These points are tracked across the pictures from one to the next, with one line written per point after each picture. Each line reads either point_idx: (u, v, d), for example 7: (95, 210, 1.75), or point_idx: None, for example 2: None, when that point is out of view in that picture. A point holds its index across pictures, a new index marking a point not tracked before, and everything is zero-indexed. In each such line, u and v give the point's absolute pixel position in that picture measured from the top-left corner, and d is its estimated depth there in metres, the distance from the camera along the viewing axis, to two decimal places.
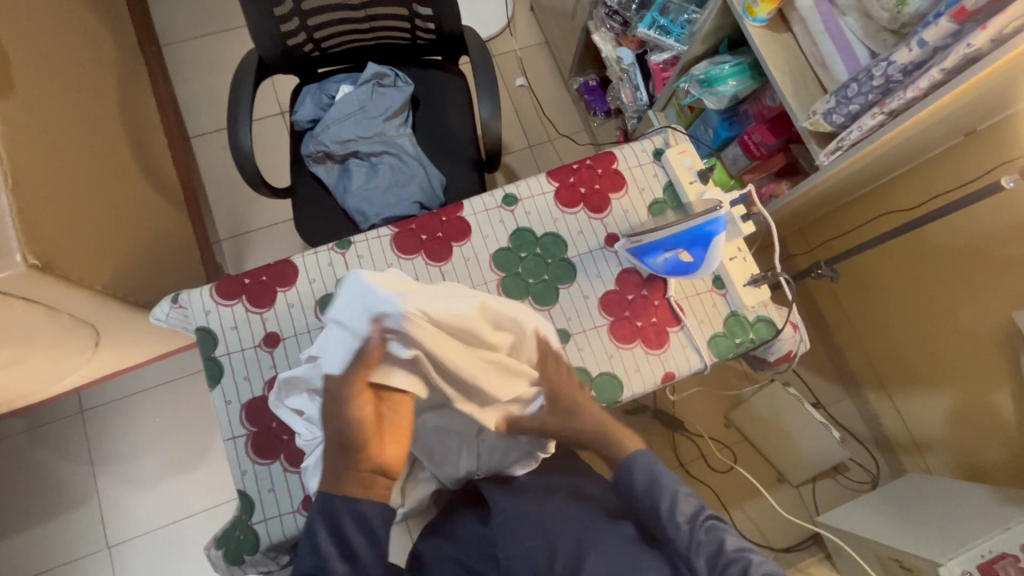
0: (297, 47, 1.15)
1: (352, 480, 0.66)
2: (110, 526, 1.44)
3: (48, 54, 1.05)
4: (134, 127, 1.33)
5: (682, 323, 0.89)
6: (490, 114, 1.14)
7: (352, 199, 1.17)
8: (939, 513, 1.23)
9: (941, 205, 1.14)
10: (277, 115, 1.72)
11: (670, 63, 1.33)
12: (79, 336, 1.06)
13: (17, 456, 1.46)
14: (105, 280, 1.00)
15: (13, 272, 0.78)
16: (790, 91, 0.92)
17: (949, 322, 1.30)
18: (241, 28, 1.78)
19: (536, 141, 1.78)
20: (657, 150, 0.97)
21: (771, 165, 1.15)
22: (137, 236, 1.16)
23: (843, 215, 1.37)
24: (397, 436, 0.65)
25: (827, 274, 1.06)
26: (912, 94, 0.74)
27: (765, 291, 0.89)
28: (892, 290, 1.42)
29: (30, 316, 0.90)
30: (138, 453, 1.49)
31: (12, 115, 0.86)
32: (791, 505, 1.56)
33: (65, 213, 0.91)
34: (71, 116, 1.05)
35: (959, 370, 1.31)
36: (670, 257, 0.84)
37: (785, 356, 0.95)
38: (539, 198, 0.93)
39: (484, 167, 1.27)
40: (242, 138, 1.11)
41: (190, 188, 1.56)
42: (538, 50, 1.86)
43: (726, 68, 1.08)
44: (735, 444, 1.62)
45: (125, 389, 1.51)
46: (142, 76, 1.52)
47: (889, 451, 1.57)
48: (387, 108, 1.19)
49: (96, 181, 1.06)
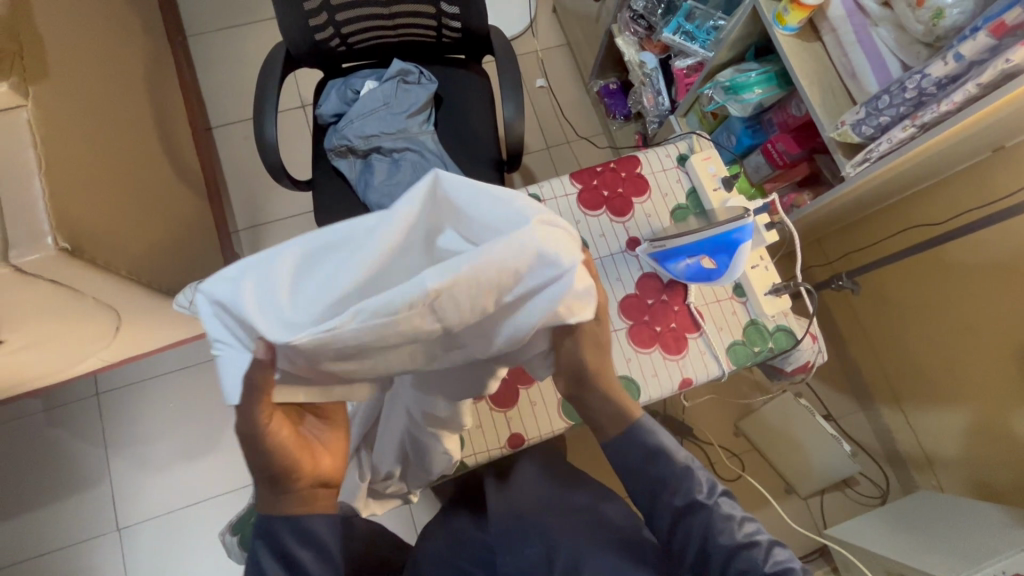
0: (324, 41, 1.16)
1: (290, 499, 0.62)
2: (122, 508, 1.46)
3: (81, 41, 1.06)
4: (160, 116, 1.34)
5: (701, 330, 0.89)
6: (513, 114, 1.15)
7: (373, 194, 1.18)
8: (951, 532, 1.22)
9: (966, 220, 1.12)
10: (298, 108, 1.73)
11: (694, 68, 1.33)
12: (102, 319, 1.07)
13: (33, 435, 1.48)
14: (130, 266, 1.01)
15: (44, 254, 0.79)
16: (818, 101, 0.92)
17: (969, 339, 1.29)
18: (266, 21, 1.79)
19: (554, 142, 1.78)
20: (681, 155, 0.97)
21: (793, 174, 1.14)
22: (161, 223, 1.17)
23: (865, 226, 1.36)
24: (330, 447, 0.64)
25: (848, 286, 1.05)
26: (945, 108, 0.73)
27: (785, 301, 0.89)
28: (912, 304, 1.41)
29: (57, 298, 0.91)
30: (151, 437, 1.50)
31: (47, 100, 0.87)
32: (799, 516, 1.55)
33: (93, 198, 0.93)
34: (100, 103, 1.06)
35: (976, 389, 1.30)
36: (692, 263, 0.84)
37: (803, 366, 0.94)
38: (561, 199, 0.93)
39: (504, 166, 1.28)
40: (267, 130, 1.12)
41: (211, 178, 1.58)
42: (559, 52, 1.87)
43: (752, 76, 1.08)
44: (744, 453, 1.62)
45: (141, 374, 1.53)
46: (168, 65, 1.54)
47: (900, 466, 1.56)
48: (411, 105, 1.20)
49: (123, 167, 1.07)
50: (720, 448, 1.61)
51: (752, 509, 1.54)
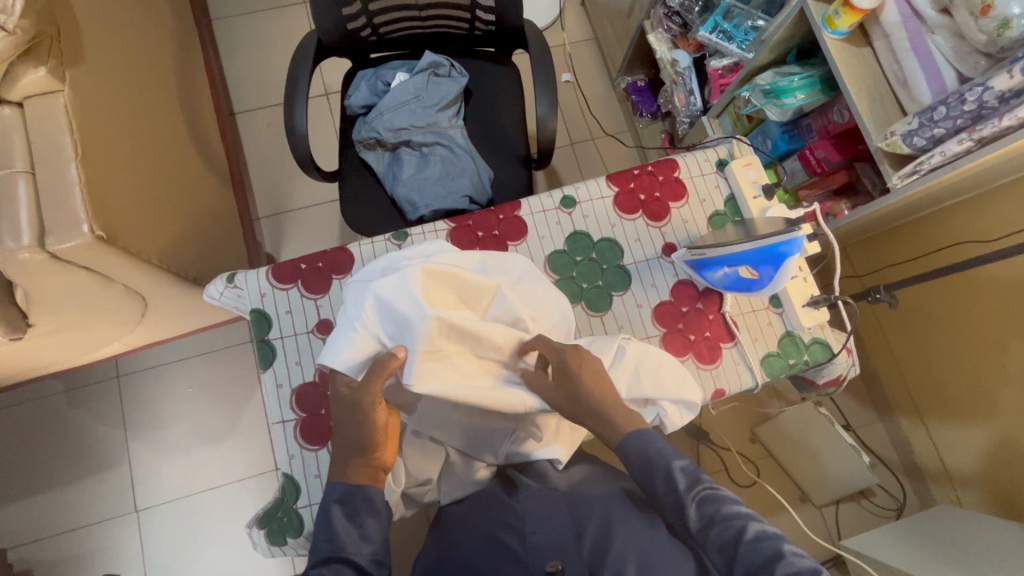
0: (356, 31, 1.14)
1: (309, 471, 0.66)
2: (139, 491, 1.47)
3: (113, 21, 1.05)
4: (187, 99, 1.34)
5: (736, 340, 0.87)
6: (546, 112, 1.12)
7: (401, 187, 1.17)
8: (973, 549, 1.20)
9: (1010, 242, 1.09)
10: (323, 97, 1.72)
11: (730, 69, 1.30)
12: (129, 306, 1.07)
13: (54, 415, 1.50)
14: (162, 255, 1.01)
15: (80, 241, 0.79)
16: (865, 109, 0.89)
17: (999, 356, 1.26)
18: (292, 7, 1.78)
19: (579, 139, 1.76)
20: (720, 160, 0.95)
21: (831, 182, 1.11)
22: (186, 209, 1.16)
23: (894, 238, 1.35)
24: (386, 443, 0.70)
25: (885, 299, 1.03)
26: (1007, 123, 0.71)
27: (824, 313, 0.87)
28: (940, 318, 1.38)
29: (88, 285, 0.91)
30: (170, 421, 1.51)
31: (82, 85, 0.87)
32: (813, 525, 1.54)
33: (127, 185, 0.92)
34: (131, 86, 1.05)
35: (1003, 407, 1.26)
36: (731, 272, 0.82)
37: (836, 379, 0.93)
38: (597, 202, 0.92)
39: (532, 164, 1.26)
40: (297, 119, 1.11)
41: (235, 164, 1.57)
42: (587, 46, 1.83)
43: (795, 80, 1.05)
44: (759, 460, 1.61)
45: (162, 358, 1.54)
46: (195, 49, 1.53)
47: (918, 480, 1.55)
48: (442, 99, 1.18)
49: (152, 153, 1.06)
50: (736, 453, 1.60)
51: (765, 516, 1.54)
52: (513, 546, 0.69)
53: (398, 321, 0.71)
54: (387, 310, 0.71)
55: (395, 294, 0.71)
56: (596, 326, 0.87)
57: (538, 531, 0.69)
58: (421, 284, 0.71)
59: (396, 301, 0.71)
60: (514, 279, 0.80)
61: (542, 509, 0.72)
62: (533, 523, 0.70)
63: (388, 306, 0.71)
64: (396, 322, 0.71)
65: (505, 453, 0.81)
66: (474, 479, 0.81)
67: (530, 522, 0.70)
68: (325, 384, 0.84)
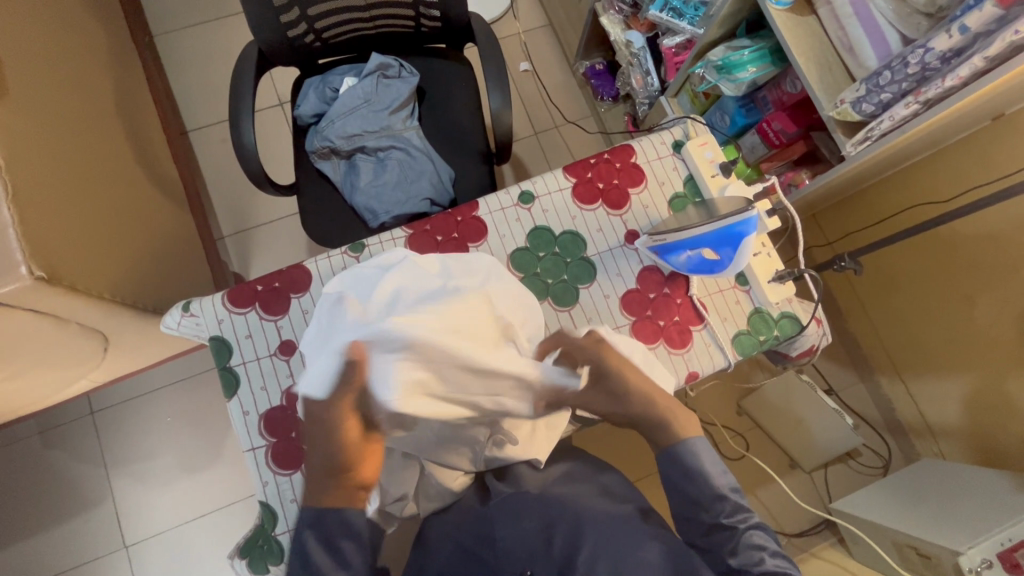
0: (298, 38, 1.10)
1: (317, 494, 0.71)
2: (127, 527, 1.44)
3: (37, 49, 1.00)
4: (131, 124, 1.29)
5: (705, 321, 0.87)
6: (500, 105, 1.10)
7: (360, 195, 1.14)
8: (959, 499, 1.22)
9: (969, 199, 1.11)
10: (276, 106, 1.68)
11: (683, 46, 1.28)
12: (89, 342, 1.04)
13: (29, 459, 1.45)
14: (114, 288, 0.98)
15: (20, 285, 0.76)
16: (815, 78, 0.88)
17: (968, 308, 1.28)
18: (236, 16, 1.72)
19: (542, 128, 1.74)
20: (677, 141, 0.94)
21: (790, 153, 1.11)
22: (139, 237, 1.12)
23: (859, 202, 1.36)
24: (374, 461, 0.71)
25: (851, 267, 1.01)
26: (950, 83, 0.71)
27: (789, 287, 0.87)
28: (909, 277, 1.40)
29: (39, 326, 0.88)
30: (150, 453, 1.48)
31: (6, 120, 0.82)
32: (804, 491, 1.57)
33: (67, 220, 0.89)
34: (64, 114, 1.00)
35: (974, 356, 1.30)
36: (693, 255, 0.81)
37: (808, 350, 0.93)
38: (556, 195, 0.90)
39: (492, 159, 1.24)
40: (244, 135, 1.08)
41: (192, 185, 1.53)
42: (542, 32, 1.81)
43: (746, 54, 1.04)
44: (747, 432, 1.62)
45: (136, 389, 1.50)
46: (135, 68, 1.47)
47: (901, 436, 1.57)
48: (394, 100, 1.15)
49: (95, 182, 1.02)
50: (722, 428, 1.61)
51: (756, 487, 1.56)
52: (484, 555, 0.77)
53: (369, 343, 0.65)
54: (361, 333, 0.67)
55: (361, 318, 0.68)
56: (564, 321, 0.86)
57: (507, 534, 0.76)
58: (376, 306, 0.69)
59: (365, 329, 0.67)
60: (481, 277, 0.77)
61: (512, 509, 0.78)
62: (501, 527, 0.77)
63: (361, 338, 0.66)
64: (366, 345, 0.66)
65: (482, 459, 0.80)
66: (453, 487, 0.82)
67: (499, 527, 0.77)
68: (293, 407, 0.83)
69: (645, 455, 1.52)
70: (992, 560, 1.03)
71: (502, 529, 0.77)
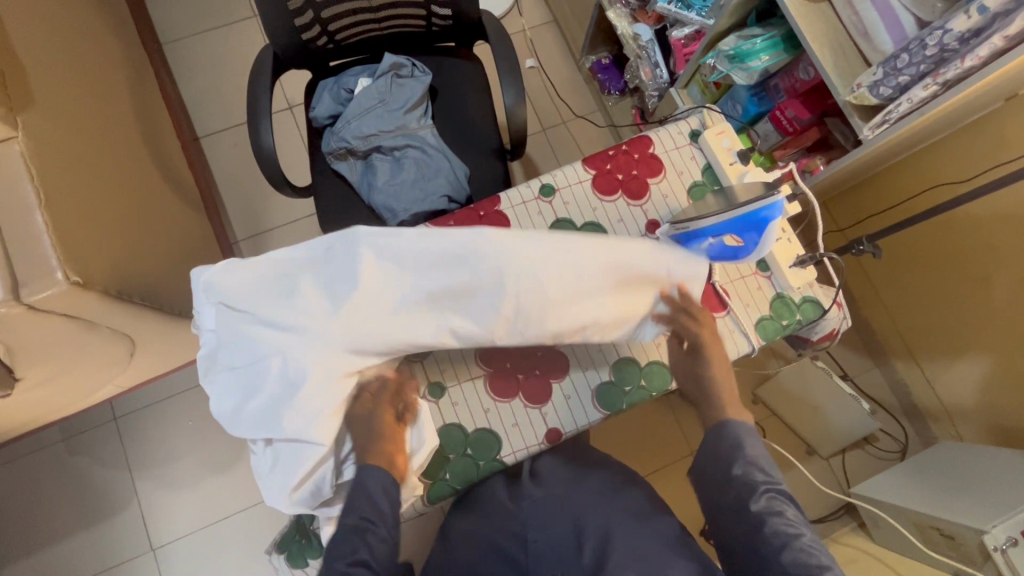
0: (312, 40, 1.11)
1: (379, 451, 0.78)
2: (153, 530, 1.46)
3: (56, 57, 1.01)
4: (148, 130, 1.31)
5: (729, 308, 0.88)
6: (515, 101, 1.11)
7: (378, 194, 1.15)
8: (981, 477, 1.23)
9: (988, 180, 1.11)
10: (287, 110, 1.69)
11: (692, 37, 1.29)
12: (116, 347, 1.05)
13: (55, 466, 1.47)
14: (139, 292, 0.99)
15: (55, 289, 0.77)
16: (830, 62, 0.89)
17: (983, 287, 1.28)
18: (243, 22, 1.74)
19: (549, 124, 1.74)
20: (693, 131, 0.95)
21: (804, 140, 1.12)
22: (161, 242, 1.14)
23: (872, 188, 1.36)
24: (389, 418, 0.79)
25: (869, 250, 1.01)
26: (970, 63, 0.72)
27: (811, 272, 0.88)
28: (925, 259, 1.40)
29: (69, 331, 0.89)
30: (174, 457, 1.50)
31: (36, 129, 0.84)
32: (822, 476, 1.58)
33: (95, 226, 0.90)
34: (84, 121, 1.01)
35: (991, 337, 1.30)
36: (715, 242, 0.83)
37: (829, 334, 0.95)
38: (576, 187, 0.91)
39: (506, 155, 1.25)
40: (263, 138, 1.09)
41: (205, 190, 1.54)
42: (546, 29, 1.81)
43: (758, 43, 1.05)
44: (764, 420, 1.63)
45: (158, 394, 1.52)
46: (147, 74, 1.48)
47: (917, 419, 1.58)
48: (408, 99, 1.16)
49: (117, 188, 1.04)
50: None
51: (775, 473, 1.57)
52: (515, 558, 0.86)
53: (242, 325, 0.76)
54: (248, 328, 0.75)
55: (239, 310, 0.77)
56: None
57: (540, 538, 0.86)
58: (241, 301, 0.77)
59: (256, 320, 0.75)
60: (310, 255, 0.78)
61: (544, 522, 0.88)
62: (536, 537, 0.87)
63: (256, 327, 0.75)
64: (257, 322, 0.75)
65: (540, 428, 0.84)
66: (504, 459, 0.83)
67: (532, 530, 0.87)
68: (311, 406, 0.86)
69: (661, 448, 1.55)
70: (1016, 537, 1.03)
71: (535, 533, 0.87)
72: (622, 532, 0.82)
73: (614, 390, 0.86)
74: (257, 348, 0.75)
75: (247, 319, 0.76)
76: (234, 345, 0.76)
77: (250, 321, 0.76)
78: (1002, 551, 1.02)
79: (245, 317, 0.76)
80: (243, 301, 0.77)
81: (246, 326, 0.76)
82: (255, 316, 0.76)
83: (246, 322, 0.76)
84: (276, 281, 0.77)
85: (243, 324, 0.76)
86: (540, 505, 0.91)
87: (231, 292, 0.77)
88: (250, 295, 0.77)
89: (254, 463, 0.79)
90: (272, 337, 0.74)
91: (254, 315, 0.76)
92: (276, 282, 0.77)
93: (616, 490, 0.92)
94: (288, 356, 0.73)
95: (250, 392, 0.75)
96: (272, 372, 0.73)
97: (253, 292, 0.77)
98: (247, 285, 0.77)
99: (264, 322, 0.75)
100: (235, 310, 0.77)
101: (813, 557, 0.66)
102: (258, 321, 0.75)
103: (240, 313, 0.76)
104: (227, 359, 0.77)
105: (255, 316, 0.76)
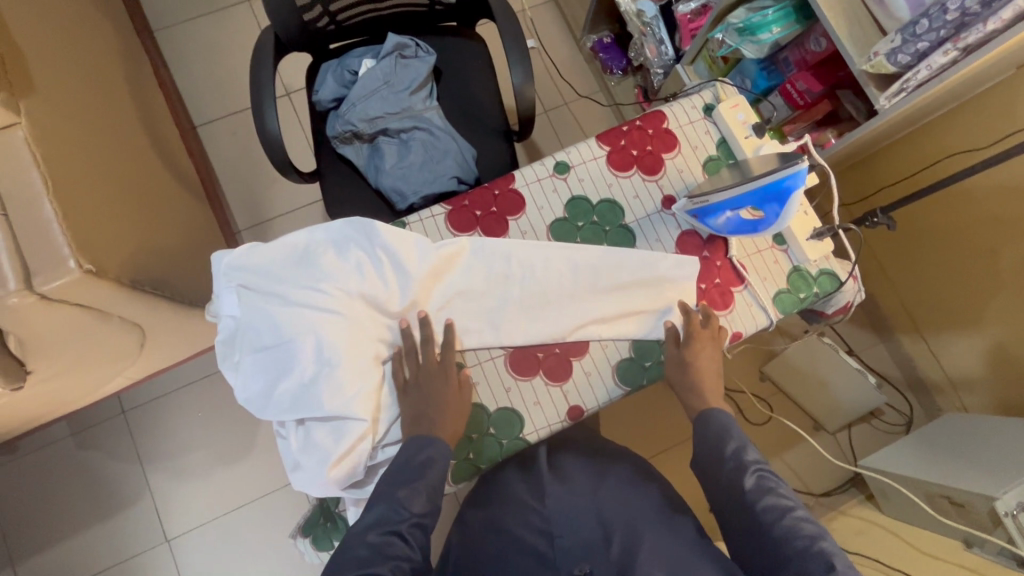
0: (314, 21, 1.09)
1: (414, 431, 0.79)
2: (168, 522, 1.46)
3: (53, 43, 0.99)
4: (147, 118, 1.28)
5: (746, 282, 0.88)
6: (523, 80, 1.10)
7: (385, 177, 1.14)
8: (989, 446, 1.25)
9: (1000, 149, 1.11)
10: (285, 97, 1.66)
11: (698, 12, 1.28)
12: (127, 338, 1.04)
13: (65, 460, 1.47)
14: (149, 281, 0.98)
15: (68, 278, 0.76)
16: (845, 32, 0.88)
17: (991, 260, 1.29)
18: (237, 6, 1.70)
19: (552, 105, 1.72)
20: (707, 105, 0.94)
21: (815, 113, 1.11)
22: (167, 232, 1.12)
23: (880, 162, 1.36)
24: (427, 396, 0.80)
25: (883, 222, 1.01)
26: (992, 27, 0.73)
27: (828, 244, 0.88)
28: (933, 232, 1.40)
29: (81, 322, 0.88)
30: (185, 449, 1.49)
31: (39, 117, 0.82)
32: (830, 450, 1.60)
33: (102, 214, 0.88)
34: (85, 109, 0.99)
35: (997, 308, 1.31)
36: (733, 216, 0.82)
37: (844, 307, 0.95)
38: (591, 164, 0.90)
39: (513, 136, 1.24)
40: (268, 122, 1.07)
41: (206, 179, 1.52)
42: (546, 8, 1.78)
43: (769, 14, 1.04)
44: (771, 397, 1.65)
45: (167, 387, 1.51)
46: (142, 62, 1.45)
47: (922, 392, 1.59)
48: (413, 80, 1.15)
49: (121, 177, 1.02)
50: (750, 394, 1.63)
51: (784, 449, 1.60)
52: (541, 549, 0.86)
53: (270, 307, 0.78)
54: (278, 310, 0.78)
55: (266, 293, 0.79)
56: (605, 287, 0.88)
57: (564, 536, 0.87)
58: (268, 284, 0.79)
59: (287, 303, 0.78)
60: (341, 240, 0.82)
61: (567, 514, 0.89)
62: (561, 528, 0.87)
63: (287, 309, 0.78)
64: (287, 305, 0.78)
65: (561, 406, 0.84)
66: (525, 438, 0.83)
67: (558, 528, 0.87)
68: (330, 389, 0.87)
69: (670, 428, 1.56)
70: None
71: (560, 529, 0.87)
72: (648, 530, 0.84)
73: (634, 365, 0.86)
74: (289, 329, 0.77)
75: (275, 302, 0.78)
76: (260, 327, 0.78)
77: (280, 304, 0.78)
78: (1013, 516, 1.04)
79: (273, 300, 0.78)
80: (271, 285, 0.79)
81: (276, 308, 0.78)
82: (286, 299, 0.78)
83: (275, 305, 0.78)
84: (306, 266, 0.80)
85: (270, 307, 0.78)
86: (561, 490, 0.91)
87: (257, 276, 0.79)
88: (279, 278, 0.79)
89: (282, 453, 0.80)
90: (307, 319, 0.77)
91: (285, 298, 0.78)
92: (304, 269, 0.80)
93: (631, 485, 0.93)
94: (326, 337, 0.77)
95: (279, 374, 0.77)
96: (307, 351, 0.76)
97: (281, 275, 0.79)
98: (272, 268, 0.79)
99: (296, 305, 0.78)
100: (262, 296, 0.78)
101: (801, 528, 0.70)
102: (290, 304, 0.78)
103: (268, 297, 0.78)
104: (254, 345, 0.78)
105: (284, 300, 0.78)
